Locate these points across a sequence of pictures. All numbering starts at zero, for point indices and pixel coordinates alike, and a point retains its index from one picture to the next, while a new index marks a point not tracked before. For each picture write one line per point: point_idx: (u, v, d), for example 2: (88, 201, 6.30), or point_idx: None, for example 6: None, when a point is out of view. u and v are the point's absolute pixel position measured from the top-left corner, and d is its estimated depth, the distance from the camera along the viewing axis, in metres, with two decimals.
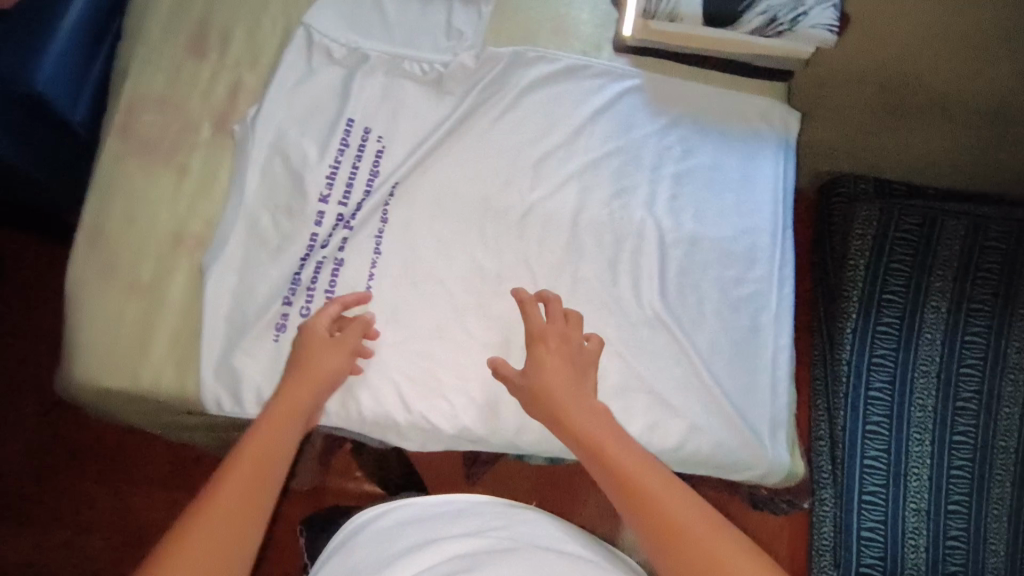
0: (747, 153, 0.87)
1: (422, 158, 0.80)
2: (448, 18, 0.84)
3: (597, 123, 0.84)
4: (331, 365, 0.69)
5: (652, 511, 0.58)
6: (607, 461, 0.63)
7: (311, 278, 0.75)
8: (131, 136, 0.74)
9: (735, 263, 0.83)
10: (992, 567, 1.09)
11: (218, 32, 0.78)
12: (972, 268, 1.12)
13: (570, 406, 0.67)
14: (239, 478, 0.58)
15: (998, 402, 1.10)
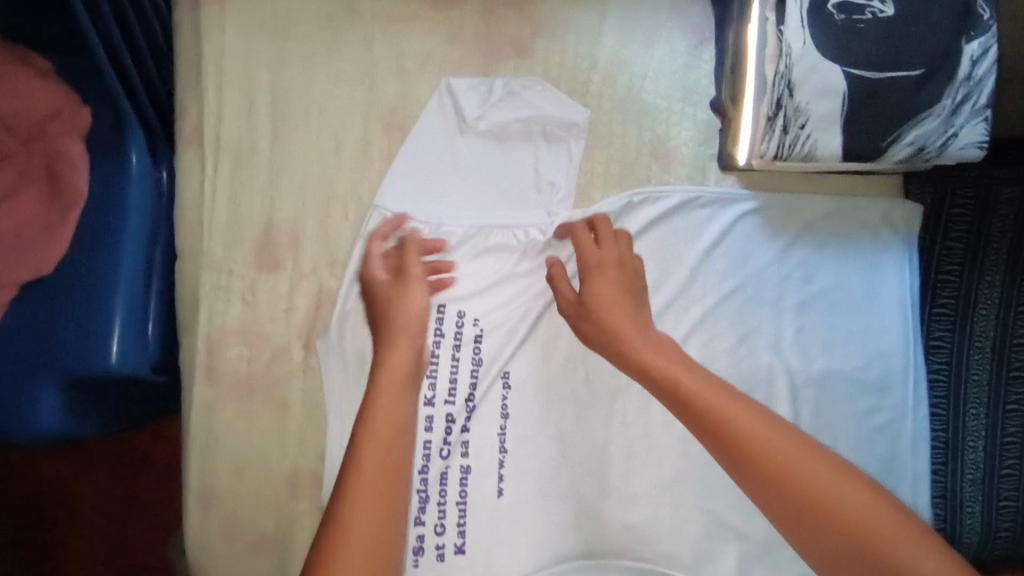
0: (873, 265, 0.80)
1: (526, 335, 0.74)
2: (536, 164, 0.73)
3: (710, 260, 0.77)
4: (406, 359, 0.60)
5: (818, 535, 0.52)
6: (696, 412, 0.58)
7: (440, 491, 0.71)
8: (220, 379, 0.66)
9: (868, 392, 0.79)
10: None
11: (287, 234, 0.68)
12: None
13: (626, 332, 0.64)
14: (372, 455, 0.54)
15: None
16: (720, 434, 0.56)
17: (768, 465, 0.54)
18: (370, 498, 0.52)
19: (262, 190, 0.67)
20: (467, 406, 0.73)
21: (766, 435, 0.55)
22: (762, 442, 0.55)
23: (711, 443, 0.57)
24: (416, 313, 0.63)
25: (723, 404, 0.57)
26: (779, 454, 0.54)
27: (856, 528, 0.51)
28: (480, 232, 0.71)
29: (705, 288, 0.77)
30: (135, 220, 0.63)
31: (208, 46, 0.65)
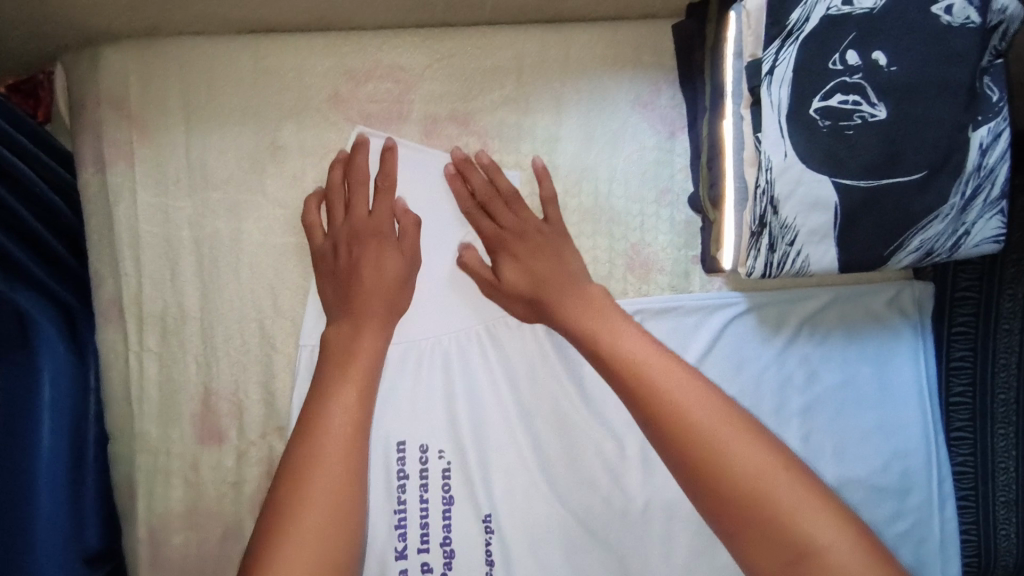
0: (884, 356, 0.71)
1: (489, 462, 0.66)
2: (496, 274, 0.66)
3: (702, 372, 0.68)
4: (395, 286, 0.61)
5: (755, 537, 0.49)
6: (610, 361, 0.58)
7: None
8: (166, 569, 0.60)
9: (889, 499, 0.70)
10: None
11: (227, 400, 0.61)
12: None
13: (559, 299, 0.62)
14: (333, 460, 0.52)
15: None
16: (660, 421, 0.53)
17: (711, 458, 0.51)
18: (321, 504, 0.50)
19: (195, 356, 0.61)
20: (442, 551, 0.65)
21: (693, 409, 0.53)
22: (685, 406, 0.53)
23: (654, 435, 0.54)
24: (389, 266, 0.61)
25: (674, 392, 0.54)
26: (711, 436, 0.52)
27: (797, 544, 0.48)
28: (433, 352, 0.67)
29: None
30: (51, 415, 0.57)
31: (120, 207, 0.60)
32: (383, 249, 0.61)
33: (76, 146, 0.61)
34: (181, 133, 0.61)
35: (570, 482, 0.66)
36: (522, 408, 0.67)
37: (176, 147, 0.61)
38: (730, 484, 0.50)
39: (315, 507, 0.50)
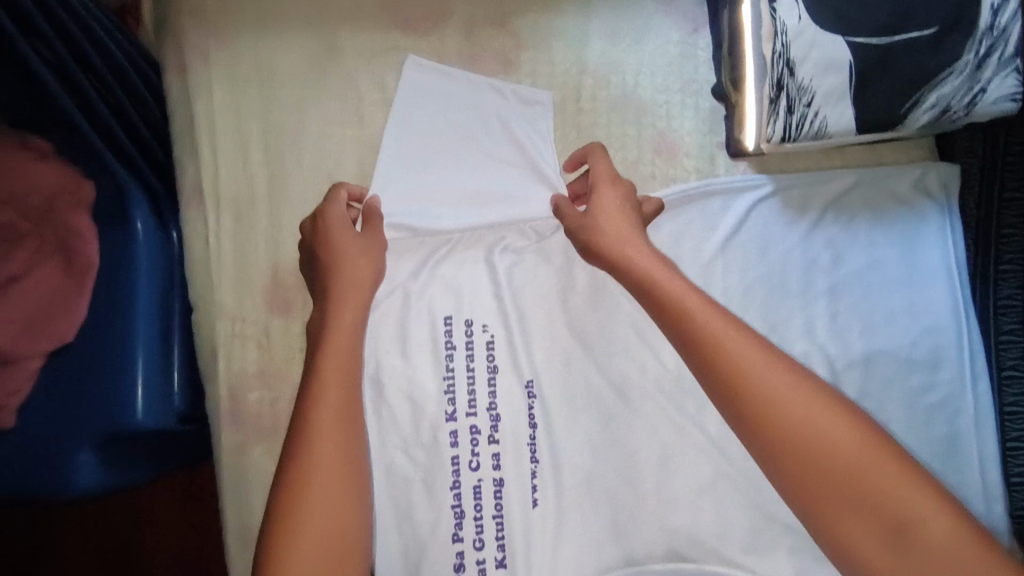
0: (912, 236, 0.73)
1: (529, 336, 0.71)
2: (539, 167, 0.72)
3: (726, 253, 0.73)
4: (360, 267, 0.65)
5: (796, 450, 0.53)
6: (692, 333, 0.58)
7: (474, 505, 0.70)
8: (245, 422, 0.68)
9: (919, 373, 0.72)
10: None
11: (294, 275, 0.68)
12: None
13: (633, 259, 0.64)
14: (330, 439, 0.58)
15: None
16: (703, 351, 0.57)
17: (741, 380, 0.55)
18: (328, 481, 0.56)
19: (265, 235, 0.68)
20: (490, 416, 0.70)
21: (728, 336, 0.57)
22: (771, 398, 0.54)
23: (696, 364, 0.58)
24: (355, 254, 0.65)
25: (701, 325, 0.58)
26: (749, 367, 0.56)
27: (828, 454, 0.52)
28: (473, 235, 0.72)
29: (731, 292, 0.72)
30: (145, 281, 0.65)
31: (199, 104, 0.68)
32: (341, 240, 0.65)
33: (158, 53, 0.70)
34: (250, 40, 0.69)
35: (606, 352, 0.71)
36: (562, 284, 0.72)
37: (247, 51, 0.69)
38: (768, 405, 0.54)
39: (313, 492, 0.55)
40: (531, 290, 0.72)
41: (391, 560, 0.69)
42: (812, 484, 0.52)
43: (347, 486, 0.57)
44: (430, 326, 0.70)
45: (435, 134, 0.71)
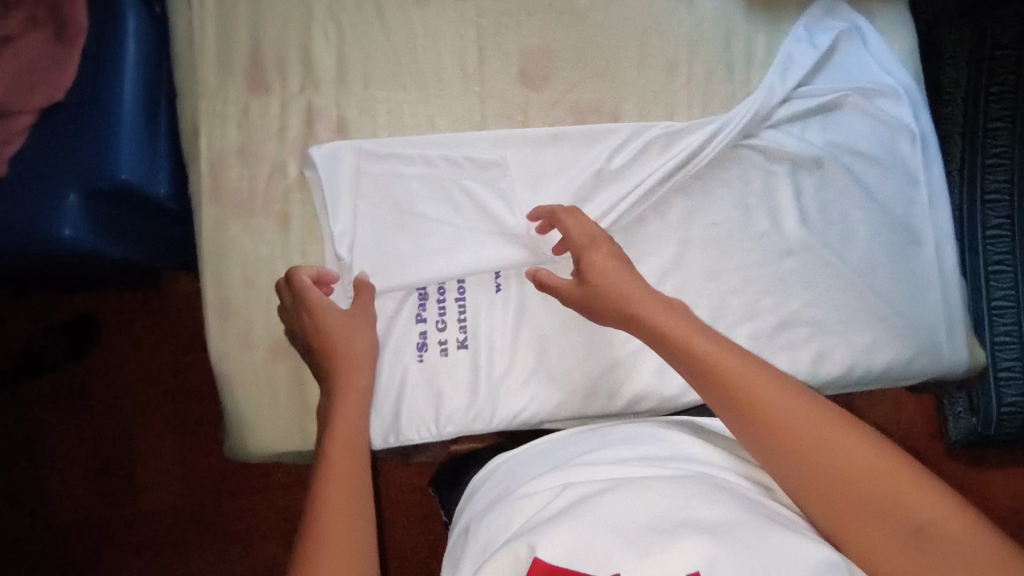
0: (864, 40, 0.77)
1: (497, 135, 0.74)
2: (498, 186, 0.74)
3: (682, 137, 0.75)
4: (359, 343, 0.65)
5: (815, 484, 0.48)
6: (692, 359, 0.54)
7: (439, 288, 0.75)
8: (223, 197, 0.71)
9: (873, 165, 0.76)
10: None
11: (273, 59, 0.72)
12: None
13: (642, 311, 0.58)
14: (341, 485, 0.55)
15: None
16: (708, 376, 0.53)
17: (758, 411, 0.50)
18: (337, 525, 0.52)
19: (246, 20, 0.72)
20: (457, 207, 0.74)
21: (734, 359, 0.53)
22: (792, 424, 0.49)
23: (705, 393, 0.53)
24: (363, 349, 0.65)
25: (697, 349, 0.54)
26: (770, 402, 0.50)
27: (851, 485, 0.47)
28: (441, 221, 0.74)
29: (688, 99, 0.76)
30: (132, 55, 0.70)
31: None
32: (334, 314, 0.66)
33: None
34: None
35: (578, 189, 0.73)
36: (530, 78, 0.76)
37: None
38: (782, 435, 0.49)
39: (337, 526, 0.52)
40: (490, 141, 0.74)
41: None
42: (847, 534, 0.47)
43: (356, 534, 0.52)
44: (396, 206, 0.73)
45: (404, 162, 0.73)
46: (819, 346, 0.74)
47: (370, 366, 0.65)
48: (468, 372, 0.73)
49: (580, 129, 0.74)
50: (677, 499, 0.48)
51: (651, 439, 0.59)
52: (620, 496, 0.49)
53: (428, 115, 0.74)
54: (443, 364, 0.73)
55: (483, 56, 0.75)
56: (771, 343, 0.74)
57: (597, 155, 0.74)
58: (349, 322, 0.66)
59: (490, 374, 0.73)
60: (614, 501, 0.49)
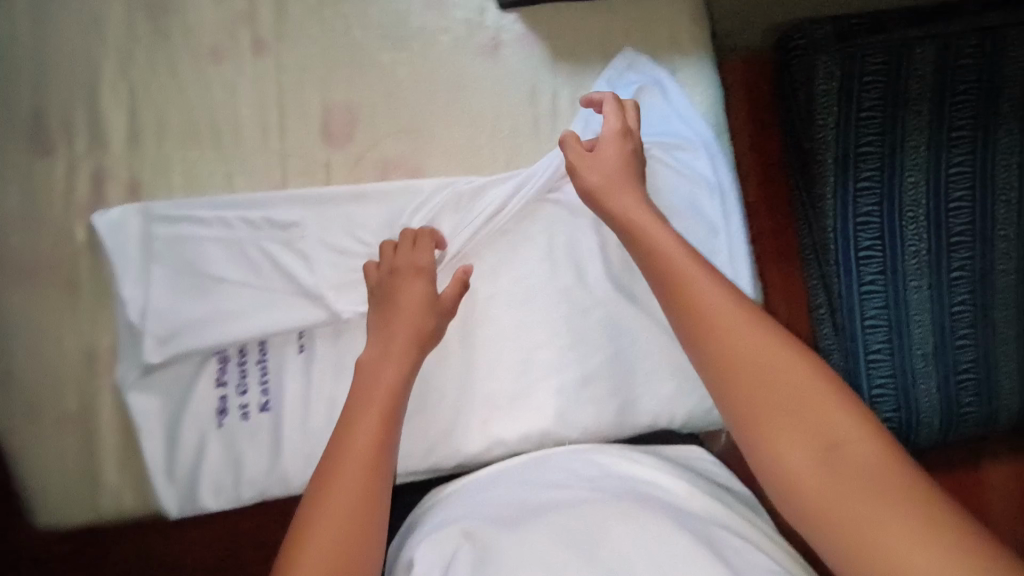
0: (664, 92, 0.78)
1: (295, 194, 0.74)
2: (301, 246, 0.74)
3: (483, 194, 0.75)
4: (412, 293, 0.68)
5: (745, 381, 0.49)
6: (658, 278, 0.58)
7: (240, 349, 0.75)
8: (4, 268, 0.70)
9: (674, 219, 0.77)
10: (1002, 320, 1.02)
11: (58, 120, 0.71)
12: (948, 100, 1.03)
13: (637, 236, 0.62)
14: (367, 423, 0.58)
15: (998, 158, 1.01)
16: (673, 288, 0.56)
17: (699, 312, 0.53)
18: (339, 510, 0.52)
19: (27, 81, 0.71)
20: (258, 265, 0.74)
21: (695, 267, 0.56)
22: (733, 336, 0.51)
23: (667, 304, 0.56)
24: (417, 299, 0.68)
25: (680, 256, 0.58)
26: (713, 310, 0.53)
27: (771, 383, 0.48)
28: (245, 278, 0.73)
29: (491, 153, 0.77)
30: None
31: None
32: (410, 281, 0.69)
33: None
34: None
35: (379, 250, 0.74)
36: (331, 136, 0.75)
37: None
38: (716, 336, 0.51)
39: (339, 512, 0.52)
40: (290, 200, 0.74)
41: (149, 405, 0.72)
42: (773, 442, 0.47)
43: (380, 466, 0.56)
44: (194, 269, 0.72)
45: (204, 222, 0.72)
46: (623, 398, 0.76)
47: (432, 294, 0.69)
48: (270, 436, 0.75)
49: (380, 186, 0.75)
50: (590, 527, 0.53)
51: (583, 464, 0.65)
52: (548, 526, 0.54)
53: (226, 175, 0.73)
54: (244, 429, 0.74)
55: (283, 113, 0.74)
56: (577, 394, 0.76)
57: (396, 212, 0.75)
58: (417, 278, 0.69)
59: (290, 437, 0.74)
60: (596, 505, 0.56)
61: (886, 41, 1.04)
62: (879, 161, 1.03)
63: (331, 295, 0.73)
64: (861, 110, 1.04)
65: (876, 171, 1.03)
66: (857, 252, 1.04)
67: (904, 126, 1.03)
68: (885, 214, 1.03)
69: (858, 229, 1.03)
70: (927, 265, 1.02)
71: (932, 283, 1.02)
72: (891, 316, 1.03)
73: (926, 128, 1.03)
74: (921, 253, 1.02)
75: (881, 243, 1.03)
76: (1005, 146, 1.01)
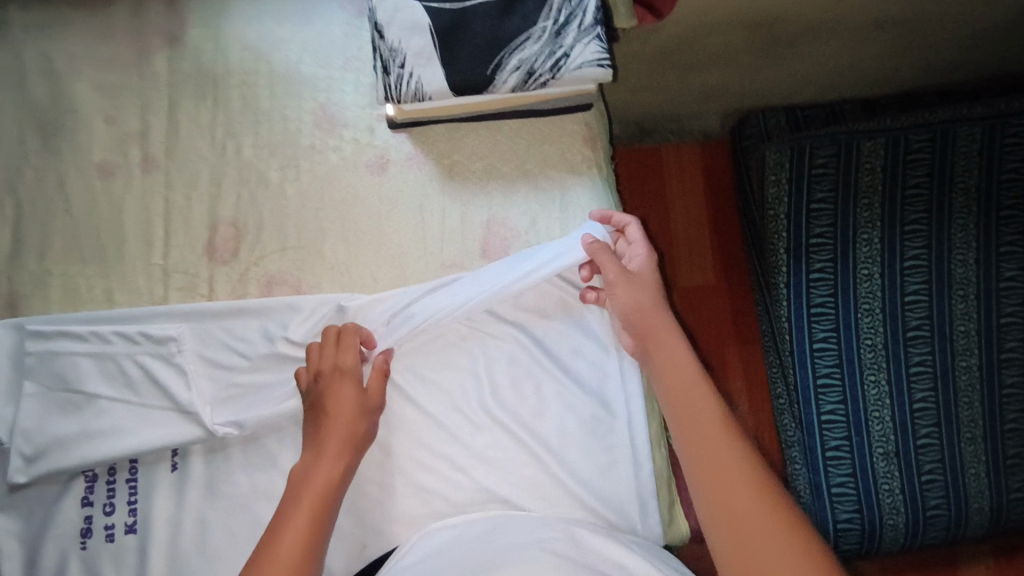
0: (560, 210, 0.78)
1: (175, 310, 0.73)
2: (179, 360, 0.71)
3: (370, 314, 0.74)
4: (345, 394, 0.66)
5: (727, 509, 0.52)
6: (690, 411, 0.60)
7: (110, 468, 0.72)
8: None
9: (566, 337, 0.77)
10: (967, 418, 0.99)
11: None
12: (899, 189, 1.00)
13: (663, 348, 0.66)
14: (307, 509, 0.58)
15: (950, 251, 0.98)
16: (684, 423, 0.60)
17: (705, 445, 0.57)
18: None
19: None
20: (131, 382, 0.71)
21: (701, 398, 0.61)
22: (724, 484, 0.53)
23: (683, 441, 0.59)
24: (345, 396, 0.66)
25: (679, 381, 0.63)
26: (728, 455, 0.55)
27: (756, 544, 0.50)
28: (118, 395, 0.71)
29: (378, 267, 0.76)
30: None
31: None
32: (337, 379, 0.67)
33: None
34: None
35: (258, 367, 0.73)
36: (216, 250, 0.75)
37: None
38: (718, 479, 0.54)
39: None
40: (169, 316, 0.72)
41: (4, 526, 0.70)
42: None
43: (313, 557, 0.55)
44: (66, 385, 0.70)
45: (79, 337, 0.71)
46: None
47: (354, 377, 0.67)
48: (134, 560, 0.70)
49: (262, 302, 0.74)
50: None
51: (521, 533, 0.64)
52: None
53: (107, 289, 0.73)
54: (106, 552, 0.70)
55: (168, 228, 0.75)
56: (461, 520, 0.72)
57: (276, 330, 0.73)
58: (346, 380, 0.67)
59: (155, 567, 0.69)
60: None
61: (842, 132, 1.03)
62: (832, 253, 1.02)
63: (204, 414, 0.70)
64: (813, 201, 1.03)
65: (830, 263, 1.02)
66: (811, 345, 1.03)
67: (857, 211, 1.02)
68: (841, 306, 1.02)
69: (813, 320, 1.03)
70: (886, 355, 1.00)
71: (891, 379, 1.00)
72: (849, 411, 1.02)
73: (880, 221, 1.01)
74: (878, 346, 1.01)
75: (836, 336, 1.02)
76: (959, 242, 0.98)
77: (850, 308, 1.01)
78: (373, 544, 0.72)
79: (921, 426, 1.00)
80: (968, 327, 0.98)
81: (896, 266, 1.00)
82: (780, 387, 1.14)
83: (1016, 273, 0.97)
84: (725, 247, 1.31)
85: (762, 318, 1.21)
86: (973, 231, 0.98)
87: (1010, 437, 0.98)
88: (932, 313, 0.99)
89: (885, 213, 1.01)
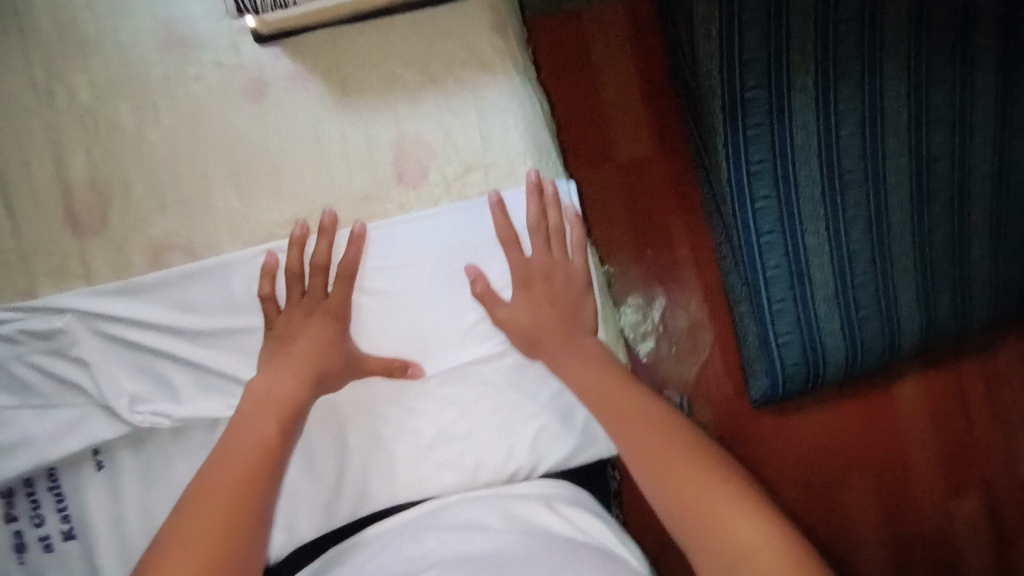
0: (476, 117, 0.68)
1: (54, 300, 0.62)
2: (76, 355, 0.63)
3: (286, 266, 0.65)
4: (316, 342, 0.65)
5: (669, 473, 0.60)
6: (609, 410, 0.66)
7: (26, 481, 0.65)
8: None
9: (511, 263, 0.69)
10: (902, 256, 0.91)
11: None
12: (831, 20, 0.86)
13: (567, 357, 0.69)
14: (227, 498, 0.56)
15: (882, 85, 0.87)
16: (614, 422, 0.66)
17: (632, 430, 0.64)
18: None
19: None
20: (28, 387, 0.63)
21: (620, 392, 0.67)
22: (661, 456, 0.62)
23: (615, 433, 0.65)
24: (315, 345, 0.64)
25: (591, 381, 0.67)
26: (653, 434, 0.63)
27: (696, 500, 0.58)
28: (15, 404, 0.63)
29: (280, 213, 0.66)
30: None
31: None
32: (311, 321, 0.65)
33: None
34: None
35: (168, 347, 0.64)
36: (81, 222, 0.63)
37: None
38: (656, 453, 0.62)
39: None
40: (49, 305, 0.62)
41: None
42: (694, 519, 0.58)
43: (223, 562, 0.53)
44: None
45: None
46: (475, 459, 0.70)
47: (316, 337, 0.65)
48: (82, 563, 0.66)
49: (153, 276, 0.64)
50: None
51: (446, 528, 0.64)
52: None
53: None
54: (50, 562, 0.65)
55: (14, 204, 0.62)
56: (424, 460, 0.70)
57: (181, 301, 0.65)
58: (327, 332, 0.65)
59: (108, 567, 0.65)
60: None
61: None
62: (768, 106, 0.88)
63: (124, 404, 0.64)
64: (744, 52, 0.87)
65: (767, 116, 0.88)
66: (753, 205, 0.91)
67: (792, 52, 0.87)
68: (779, 159, 0.89)
69: (752, 178, 0.90)
70: (823, 202, 0.90)
71: (832, 223, 0.90)
72: (792, 264, 0.91)
73: (812, 64, 0.87)
74: (816, 196, 0.90)
75: (777, 193, 0.90)
76: (890, 74, 0.87)
77: (789, 159, 0.89)
78: (336, 500, 0.70)
79: (857, 268, 0.91)
80: (900, 162, 0.89)
81: (829, 110, 0.88)
82: (725, 249, 1.04)
83: (946, 100, 0.88)
84: (658, 105, 1.17)
85: (705, 181, 1.10)
86: (903, 59, 0.87)
87: (941, 263, 0.92)
88: (866, 153, 0.88)
89: (818, 56, 0.87)
